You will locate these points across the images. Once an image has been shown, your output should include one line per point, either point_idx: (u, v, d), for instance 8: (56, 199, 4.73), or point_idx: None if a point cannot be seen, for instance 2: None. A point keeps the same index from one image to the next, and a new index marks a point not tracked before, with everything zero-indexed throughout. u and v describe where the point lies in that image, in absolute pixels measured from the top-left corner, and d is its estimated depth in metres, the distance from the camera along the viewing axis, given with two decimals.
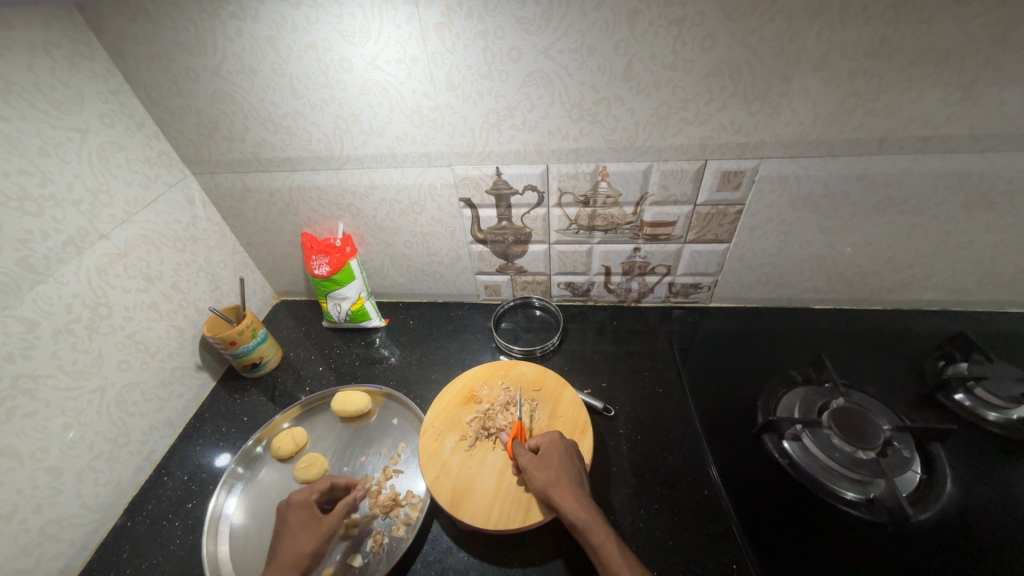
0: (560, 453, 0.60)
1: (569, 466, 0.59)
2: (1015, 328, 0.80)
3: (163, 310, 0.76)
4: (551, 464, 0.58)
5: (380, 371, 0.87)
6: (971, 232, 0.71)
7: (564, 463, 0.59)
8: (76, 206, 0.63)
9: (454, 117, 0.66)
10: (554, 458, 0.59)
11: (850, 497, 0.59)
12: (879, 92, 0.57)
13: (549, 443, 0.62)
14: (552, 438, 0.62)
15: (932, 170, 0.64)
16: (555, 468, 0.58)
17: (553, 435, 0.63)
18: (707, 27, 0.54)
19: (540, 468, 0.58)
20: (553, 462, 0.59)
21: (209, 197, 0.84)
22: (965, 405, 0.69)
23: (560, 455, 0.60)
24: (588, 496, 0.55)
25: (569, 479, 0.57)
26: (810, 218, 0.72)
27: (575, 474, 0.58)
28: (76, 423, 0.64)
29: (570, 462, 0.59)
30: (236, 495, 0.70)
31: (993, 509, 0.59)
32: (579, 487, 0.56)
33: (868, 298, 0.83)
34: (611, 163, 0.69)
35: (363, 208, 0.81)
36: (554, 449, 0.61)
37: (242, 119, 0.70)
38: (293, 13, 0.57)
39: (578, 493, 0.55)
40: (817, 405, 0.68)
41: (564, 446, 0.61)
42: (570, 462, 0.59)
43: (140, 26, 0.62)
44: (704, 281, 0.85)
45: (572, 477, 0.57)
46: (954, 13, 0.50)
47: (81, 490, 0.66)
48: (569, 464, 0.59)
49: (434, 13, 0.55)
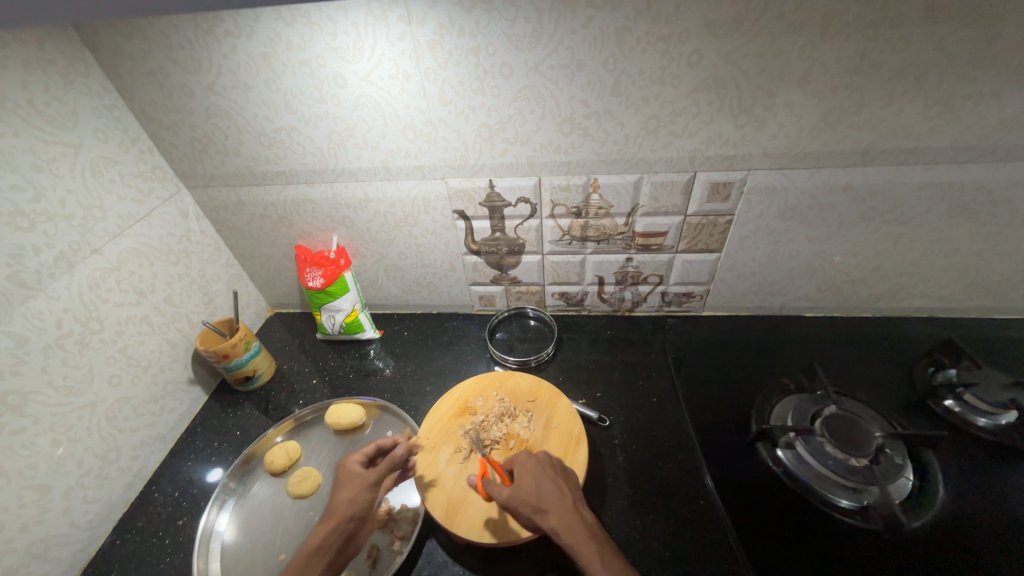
0: (534, 474, 0.58)
1: (545, 483, 0.57)
2: (1002, 334, 0.81)
3: (155, 324, 0.76)
4: (526, 487, 0.57)
5: (374, 383, 0.87)
6: (955, 241, 0.72)
7: (540, 482, 0.57)
8: (69, 220, 0.63)
9: (447, 132, 0.67)
10: (528, 480, 0.58)
11: (844, 504, 0.59)
12: (860, 106, 0.59)
13: (521, 466, 0.60)
14: (523, 461, 0.60)
15: (915, 180, 0.65)
16: (532, 491, 0.56)
17: (523, 458, 0.61)
18: (693, 44, 0.55)
19: (516, 495, 0.56)
20: (528, 485, 0.57)
21: (203, 211, 0.84)
22: (954, 412, 0.70)
23: (535, 476, 0.58)
24: (571, 508, 0.54)
25: (548, 497, 0.55)
26: (799, 228, 0.73)
27: (553, 489, 0.56)
28: (65, 439, 0.63)
29: (545, 479, 0.58)
30: (227, 511, 0.69)
31: (985, 515, 0.59)
32: (559, 503, 0.54)
33: (858, 305, 0.84)
34: (603, 175, 0.70)
35: (357, 221, 0.81)
36: (526, 471, 0.59)
37: (237, 134, 0.71)
38: (288, 31, 0.58)
39: (559, 510, 0.54)
40: (810, 413, 0.69)
41: (536, 465, 0.60)
42: (546, 479, 0.58)
43: (135, 44, 0.62)
44: (696, 290, 0.85)
45: (551, 495, 0.55)
46: (930, 30, 0.52)
47: (69, 508, 0.65)
48: (545, 482, 0.57)
49: (426, 31, 0.57)
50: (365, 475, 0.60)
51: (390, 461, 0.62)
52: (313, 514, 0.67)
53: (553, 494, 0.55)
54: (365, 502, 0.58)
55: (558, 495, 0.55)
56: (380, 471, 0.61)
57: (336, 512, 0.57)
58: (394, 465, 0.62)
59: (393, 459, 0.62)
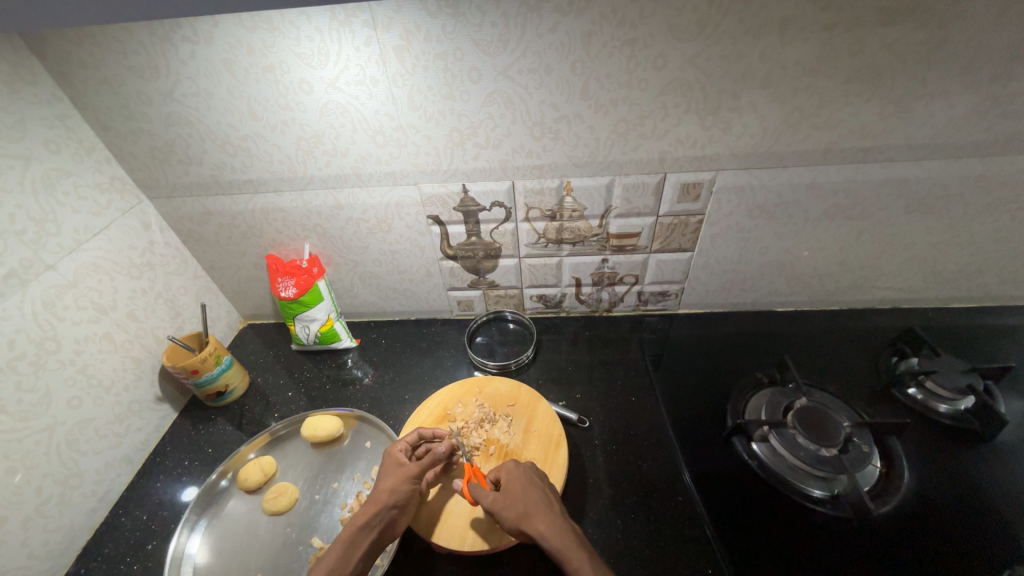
0: (522, 479, 0.58)
1: (533, 490, 0.57)
2: (959, 322, 0.85)
3: (118, 341, 0.73)
4: (513, 493, 0.56)
5: (352, 393, 0.86)
6: (913, 234, 0.75)
7: (528, 488, 0.57)
8: (19, 236, 0.60)
9: (418, 137, 0.66)
10: (515, 486, 0.57)
11: (816, 494, 0.61)
12: (819, 108, 0.60)
13: (508, 473, 0.59)
14: (510, 468, 0.60)
15: (874, 178, 0.68)
16: (519, 496, 0.56)
17: (509, 466, 0.60)
18: (657, 48, 0.56)
19: (502, 500, 0.56)
20: (514, 491, 0.57)
21: (167, 222, 0.81)
22: (917, 399, 0.72)
23: (522, 482, 0.58)
24: (559, 517, 0.54)
25: (535, 503, 0.55)
26: (767, 226, 0.75)
27: (541, 495, 0.56)
28: (22, 466, 0.60)
29: (533, 485, 0.58)
30: (200, 532, 0.67)
31: (948, 498, 0.61)
32: (547, 510, 0.55)
33: (825, 299, 0.87)
34: (575, 178, 0.70)
35: (329, 229, 0.80)
36: (514, 476, 0.59)
37: (199, 142, 0.69)
38: (249, 36, 0.56)
39: (548, 517, 0.54)
40: (782, 406, 0.70)
41: (524, 471, 0.59)
42: (533, 485, 0.58)
43: (87, 50, 0.60)
44: (671, 289, 0.87)
45: (538, 501, 0.56)
46: (882, 34, 0.54)
47: (29, 539, 0.61)
48: (533, 488, 0.57)
49: (393, 36, 0.56)
50: (410, 466, 0.61)
51: (433, 456, 0.62)
52: (290, 531, 0.66)
53: (541, 501, 0.56)
54: (408, 493, 0.59)
55: (545, 502, 0.56)
56: (423, 463, 0.61)
57: (380, 497, 0.58)
58: (437, 460, 0.62)
59: (436, 454, 0.63)
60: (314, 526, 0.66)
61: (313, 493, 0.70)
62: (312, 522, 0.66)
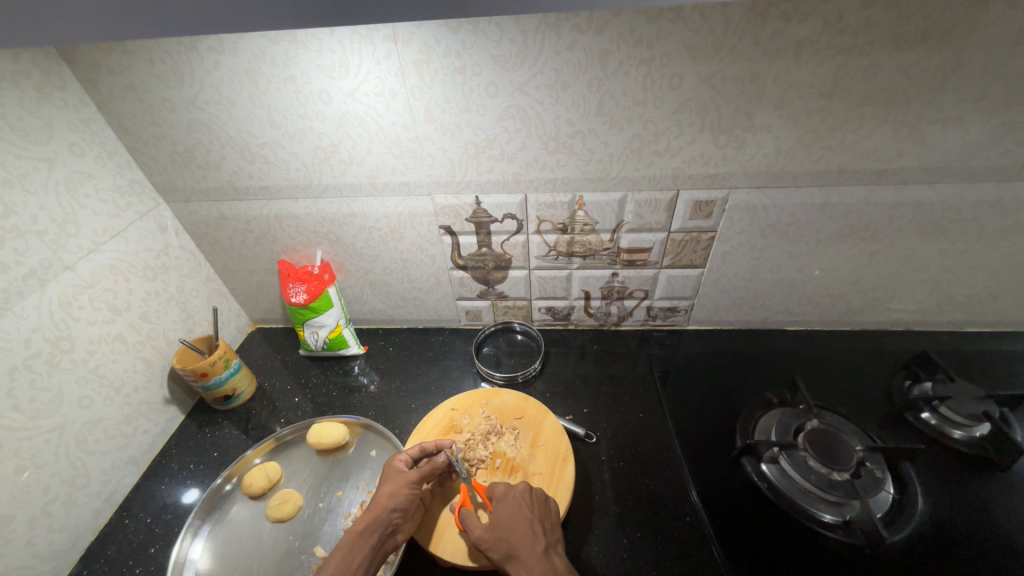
0: (511, 511, 0.57)
1: (519, 524, 0.56)
2: (973, 347, 0.84)
3: (129, 342, 0.73)
4: (499, 527, 0.55)
5: (357, 400, 0.86)
6: (926, 257, 0.75)
7: (515, 523, 0.56)
8: (40, 237, 0.61)
9: (433, 149, 0.67)
10: (503, 515, 0.57)
11: (827, 519, 0.60)
12: (833, 130, 0.61)
13: (499, 502, 0.59)
14: (501, 495, 0.60)
15: (887, 200, 0.68)
16: (504, 532, 0.55)
17: (502, 492, 0.60)
18: (673, 68, 0.57)
19: (489, 537, 0.55)
20: (501, 526, 0.55)
21: (183, 225, 0.82)
22: (931, 424, 0.71)
23: (511, 514, 0.57)
24: (541, 557, 0.52)
25: (520, 542, 0.54)
26: (779, 245, 0.75)
27: (527, 531, 0.55)
28: (30, 465, 0.60)
29: (520, 519, 0.56)
30: (202, 538, 0.67)
31: (963, 529, 0.60)
32: (531, 550, 0.53)
33: (836, 319, 0.86)
34: (588, 194, 0.71)
35: (341, 236, 0.80)
36: (502, 506, 0.58)
37: (219, 148, 0.70)
38: (273, 47, 0.57)
39: (530, 558, 0.52)
40: (794, 428, 0.69)
41: (514, 500, 0.58)
42: (521, 518, 0.56)
43: (115, 58, 0.61)
44: (681, 305, 0.87)
45: (523, 538, 0.54)
46: (896, 59, 0.54)
47: (33, 538, 0.61)
48: (521, 523, 0.56)
49: (412, 51, 0.57)
50: (409, 473, 0.61)
51: (430, 465, 0.63)
52: (292, 539, 0.65)
53: (524, 539, 0.54)
54: (408, 497, 0.58)
55: (530, 540, 0.54)
56: (423, 472, 0.61)
57: (379, 503, 0.58)
58: (436, 470, 0.63)
59: (435, 463, 0.63)
60: (317, 535, 0.65)
61: (316, 500, 0.70)
62: (315, 531, 0.66)
